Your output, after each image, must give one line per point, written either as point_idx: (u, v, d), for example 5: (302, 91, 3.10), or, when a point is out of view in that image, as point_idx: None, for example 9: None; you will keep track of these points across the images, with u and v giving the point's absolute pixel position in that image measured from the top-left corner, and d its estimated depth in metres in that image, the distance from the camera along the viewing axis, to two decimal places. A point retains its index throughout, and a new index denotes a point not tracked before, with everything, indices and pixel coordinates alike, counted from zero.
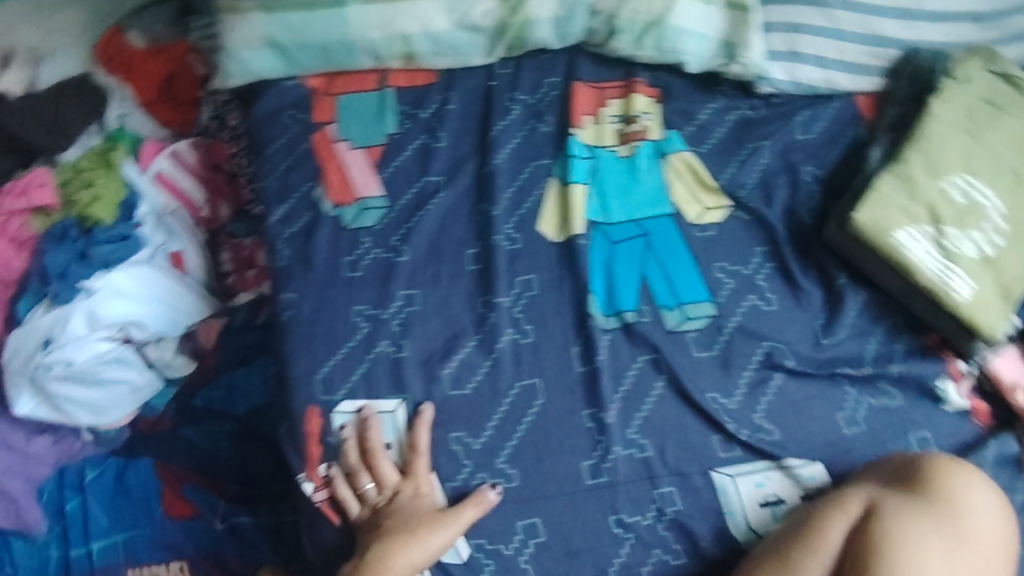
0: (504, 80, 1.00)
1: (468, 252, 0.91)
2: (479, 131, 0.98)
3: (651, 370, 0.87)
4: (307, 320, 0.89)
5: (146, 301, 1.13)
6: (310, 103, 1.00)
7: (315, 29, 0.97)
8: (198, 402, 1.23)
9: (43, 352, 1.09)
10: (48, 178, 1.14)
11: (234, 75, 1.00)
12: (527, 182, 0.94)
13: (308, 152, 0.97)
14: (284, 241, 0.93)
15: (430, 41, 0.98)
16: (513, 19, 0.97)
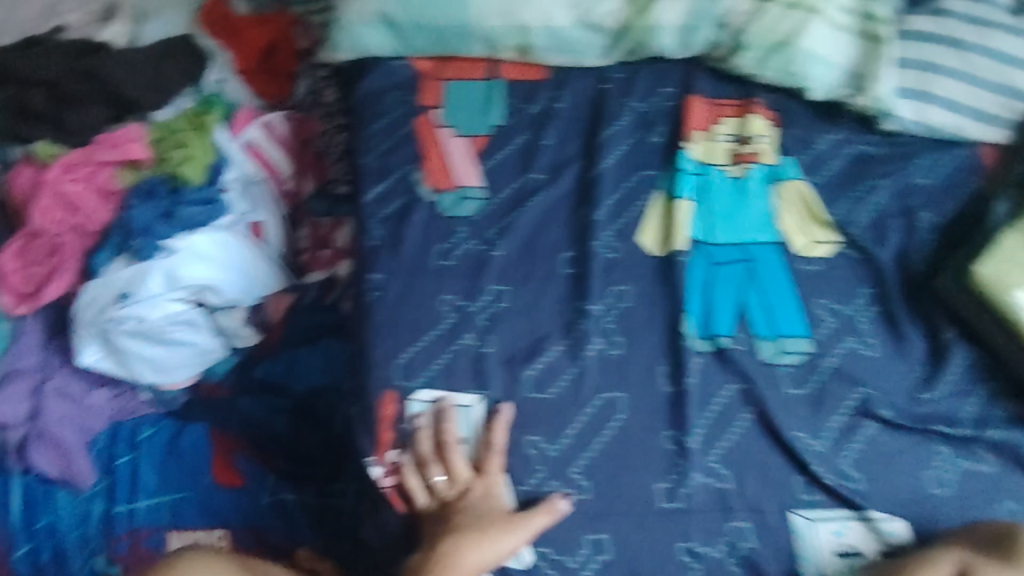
0: (618, 84, 0.99)
1: (563, 255, 0.88)
2: (586, 135, 0.96)
3: (739, 401, 0.82)
4: (392, 303, 0.87)
5: (225, 268, 1.13)
6: (418, 86, 0.99)
7: (434, 11, 0.97)
8: (257, 375, 1.22)
9: (118, 306, 1.08)
10: (142, 133, 1.14)
11: (343, 49, 1.00)
12: (632, 190, 0.91)
13: (410, 134, 0.96)
14: (377, 221, 0.91)
15: (549, 36, 0.97)
16: (637, 23, 0.96)
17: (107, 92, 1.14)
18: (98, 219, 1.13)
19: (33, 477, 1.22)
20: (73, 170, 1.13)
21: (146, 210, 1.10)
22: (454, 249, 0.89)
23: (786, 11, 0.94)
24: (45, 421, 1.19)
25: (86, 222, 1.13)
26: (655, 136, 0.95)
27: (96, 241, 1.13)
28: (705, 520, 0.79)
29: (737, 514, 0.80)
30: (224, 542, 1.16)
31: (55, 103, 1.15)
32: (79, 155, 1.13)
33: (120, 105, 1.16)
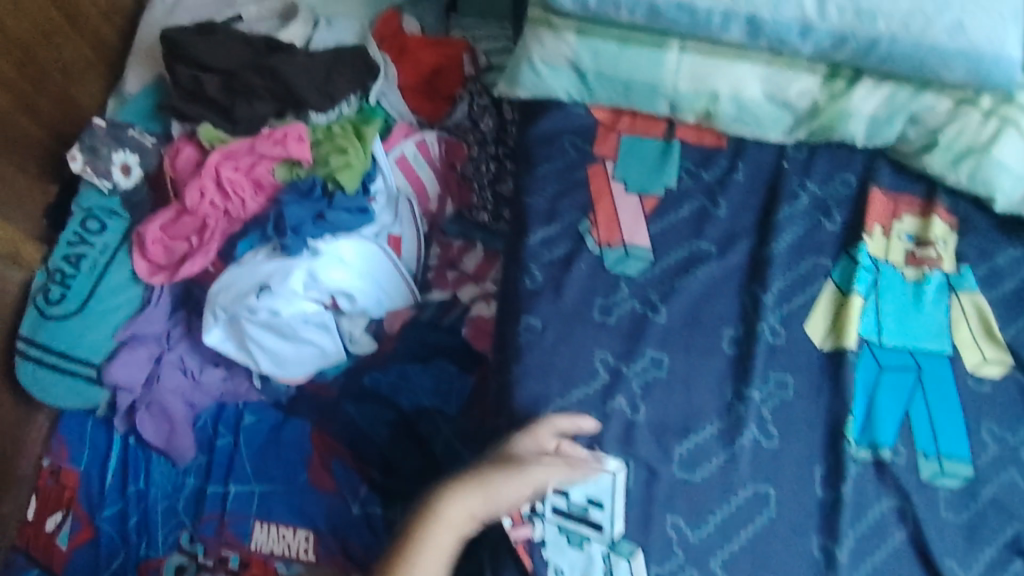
0: (797, 163, 0.98)
1: (727, 331, 0.89)
2: (759, 211, 0.95)
3: (893, 518, 0.82)
4: (547, 348, 0.88)
5: (362, 276, 1.15)
6: (593, 135, 1.00)
7: (626, 66, 0.96)
8: (365, 383, 1.20)
9: (256, 297, 1.10)
10: (306, 134, 1.15)
11: (526, 86, 1.00)
12: (802, 276, 0.92)
13: (581, 182, 0.97)
14: (541, 264, 0.93)
15: (736, 105, 0.96)
16: (829, 107, 0.94)
17: (277, 90, 1.16)
18: (247, 209, 1.16)
19: (135, 440, 1.24)
20: (232, 157, 1.15)
21: (299, 209, 1.11)
22: (614, 308, 0.90)
23: (984, 119, 0.90)
24: (158, 389, 1.20)
25: (235, 210, 1.16)
26: (832, 223, 0.94)
27: (242, 229, 1.17)
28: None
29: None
30: (309, 543, 1.15)
31: (227, 92, 1.17)
32: (240, 144, 1.16)
33: (286, 103, 1.17)
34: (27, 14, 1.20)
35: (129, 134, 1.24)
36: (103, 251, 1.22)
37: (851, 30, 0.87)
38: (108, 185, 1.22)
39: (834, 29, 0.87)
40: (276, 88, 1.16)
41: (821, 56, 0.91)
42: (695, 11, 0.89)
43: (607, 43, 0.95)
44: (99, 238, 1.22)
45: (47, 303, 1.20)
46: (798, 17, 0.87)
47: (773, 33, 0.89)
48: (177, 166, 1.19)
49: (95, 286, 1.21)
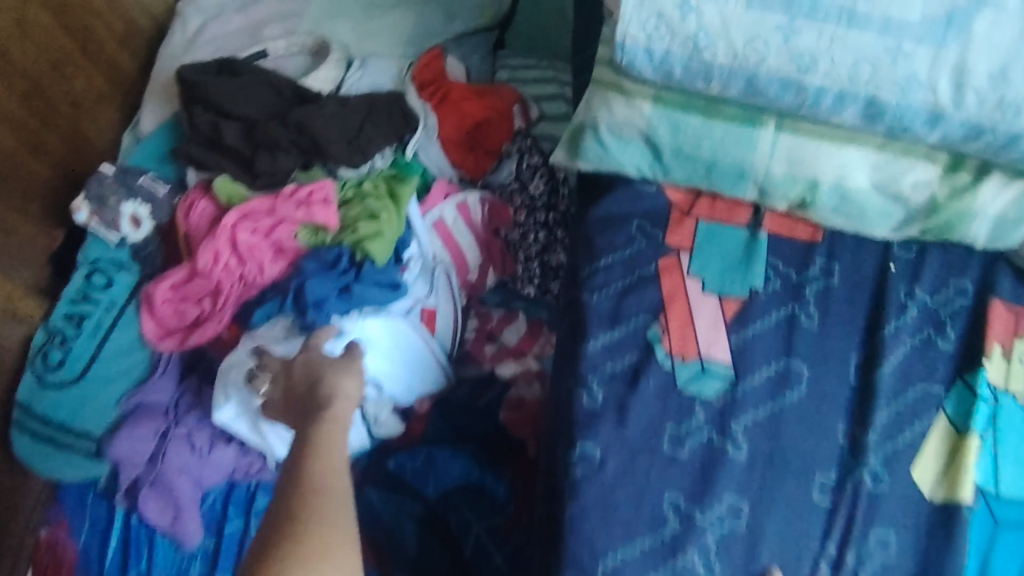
0: (903, 267, 0.84)
1: (821, 478, 0.77)
2: (863, 326, 0.82)
3: None
4: (607, 482, 0.76)
5: (394, 360, 1.02)
6: (665, 220, 0.87)
7: (710, 144, 0.82)
8: (389, 466, 1.09)
9: None
10: (332, 194, 1.03)
11: (590, 158, 0.87)
12: (909, 408, 0.79)
13: (650, 279, 0.84)
14: (600, 377, 0.80)
15: (837, 196, 0.82)
16: (949, 204, 0.80)
17: (303, 143, 1.04)
18: (267, 275, 1.04)
19: (137, 518, 1.12)
20: (251, 216, 1.03)
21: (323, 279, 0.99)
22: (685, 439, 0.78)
23: None
24: (164, 466, 1.08)
25: (253, 275, 1.04)
26: (945, 342, 0.81)
27: (260, 296, 1.04)
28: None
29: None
30: None
31: (247, 141, 1.05)
32: (259, 201, 1.03)
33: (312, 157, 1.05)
34: (40, 48, 1.10)
35: (140, 182, 1.12)
36: (108, 310, 1.11)
37: (989, 122, 0.72)
38: (116, 236, 1.11)
39: (969, 118, 0.72)
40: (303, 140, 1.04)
41: (945, 145, 0.77)
42: (802, 88, 0.74)
43: (691, 117, 0.81)
44: (103, 295, 1.11)
45: (48, 367, 1.10)
46: (927, 103, 0.72)
47: (894, 119, 0.74)
48: (190, 222, 1.07)
49: (97, 351, 1.10)
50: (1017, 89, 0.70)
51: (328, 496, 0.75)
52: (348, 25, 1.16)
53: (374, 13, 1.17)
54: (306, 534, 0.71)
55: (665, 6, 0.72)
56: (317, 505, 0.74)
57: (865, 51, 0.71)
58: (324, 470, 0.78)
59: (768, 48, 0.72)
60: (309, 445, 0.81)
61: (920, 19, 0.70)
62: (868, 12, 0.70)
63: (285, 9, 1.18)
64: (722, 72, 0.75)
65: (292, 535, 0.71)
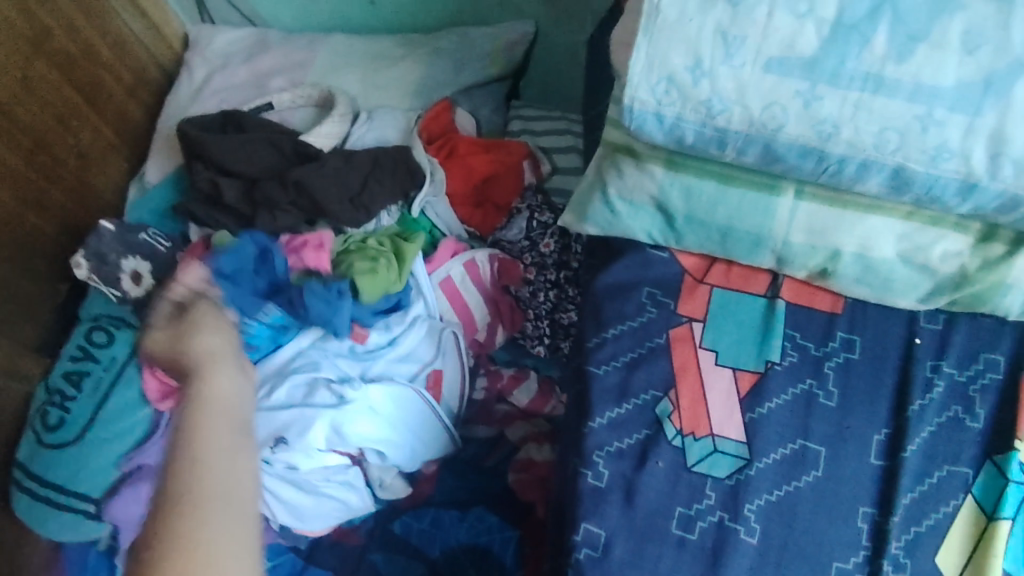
0: (930, 340, 0.81)
1: (838, 565, 0.74)
2: (889, 403, 0.79)
3: None
4: (614, 567, 0.74)
5: (399, 428, 0.99)
6: (678, 289, 0.84)
7: (726, 211, 0.79)
8: (395, 528, 1.06)
9: (271, 450, 0.96)
10: (327, 241, 1.00)
11: (597, 223, 0.84)
12: (932, 490, 0.76)
13: (662, 351, 0.81)
14: (606, 456, 0.78)
15: (861, 266, 0.78)
16: (982, 275, 0.76)
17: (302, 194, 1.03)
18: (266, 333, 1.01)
19: None
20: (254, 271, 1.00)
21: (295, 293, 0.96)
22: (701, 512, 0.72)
23: None
24: None
25: None
26: (975, 420, 0.78)
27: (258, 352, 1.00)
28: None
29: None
30: None
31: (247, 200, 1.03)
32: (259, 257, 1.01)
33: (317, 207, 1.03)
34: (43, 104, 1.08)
35: (141, 239, 1.10)
36: (109, 368, 1.10)
37: None
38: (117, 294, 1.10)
39: (1004, 189, 0.69)
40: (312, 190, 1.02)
41: (978, 215, 0.73)
42: (824, 157, 0.70)
43: (705, 184, 0.78)
44: (105, 353, 1.10)
45: (46, 428, 1.08)
46: (959, 172, 0.69)
47: (923, 188, 0.70)
48: None
49: (95, 410, 1.08)
50: None
51: (216, 493, 0.55)
52: (355, 77, 1.14)
53: (381, 63, 1.15)
54: (197, 510, 0.54)
55: (677, 69, 0.69)
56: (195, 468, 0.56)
57: (893, 119, 0.67)
58: (197, 460, 0.56)
59: (787, 115, 0.68)
60: (171, 442, 0.57)
61: (954, 85, 0.66)
62: (898, 77, 0.66)
63: (293, 61, 1.17)
64: (738, 138, 0.71)
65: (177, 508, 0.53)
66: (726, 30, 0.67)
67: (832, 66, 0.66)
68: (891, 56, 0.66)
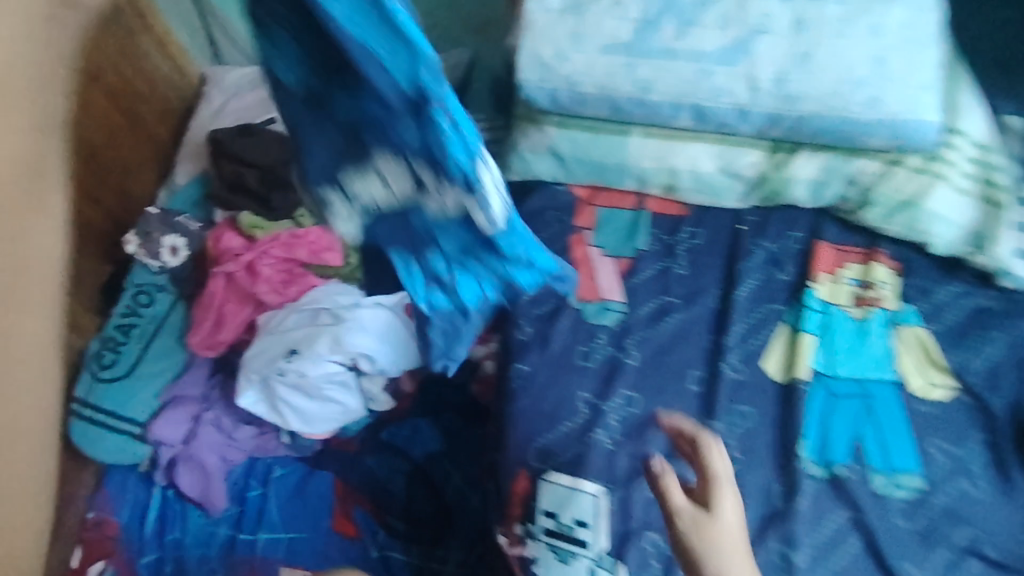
0: (752, 226, 1.09)
1: (694, 371, 0.99)
2: (723, 268, 1.06)
3: (848, 528, 0.87)
4: (536, 388, 1.00)
5: (381, 340, 1.24)
6: (574, 210, 1.13)
7: (598, 150, 1.10)
8: (383, 436, 1.35)
9: (286, 360, 1.23)
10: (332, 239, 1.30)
11: (516, 170, 1.14)
12: (761, 320, 1.01)
13: (565, 248, 1.10)
14: (529, 319, 1.05)
15: (694, 179, 1.09)
16: (774, 174, 1.06)
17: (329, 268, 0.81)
18: (276, 298, 1.29)
19: (172, 493, 1.39)
20: (268, 255, 1.29)
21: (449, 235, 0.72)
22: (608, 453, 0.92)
23: (912, 175, 1.02)
24: (195, 445, 1.34)
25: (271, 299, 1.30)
26: (784, 273, 1.04)
27: (276, 313, 1.28)
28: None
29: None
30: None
31: (263, 184, 1.34)
32: (271, 241, 1.30)
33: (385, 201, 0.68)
34: (100, 126, 1.39)
35: (178, 220, 1.39)
36: (151, 321, 1.39)
37: (781, 112, 0.99)
38: (158, 264, 1.38)
39: (768, 110, 0.99)
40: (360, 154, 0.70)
41: (761, 133, 1.03)
42: (648, 104, 1.02)
43: (581, 133, 1.09)
44: (147, 311, 1.39)
45: (102, 367, 1.36)
46: (733, 104, 1.00)
47: (718, 118, 1.02)
48: (218, 248, 1.32)
49: (141, 353, 1.37)
50: (796, 86, 0.97)
51: None
52: None
53: None
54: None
55: (545, 57, 1.02)
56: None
57: (683, 75, 1.00)
58: None
59: (621, 81, 1.01)
60: None
61: (717, 49, 0.99)
62: (682, 47, 1.00)
63: None
64: (594, 99, 1.03)
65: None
66: (577, 32, 1.02)
67: (641, 47, 1.01)
68: (677, 34, 1.00)
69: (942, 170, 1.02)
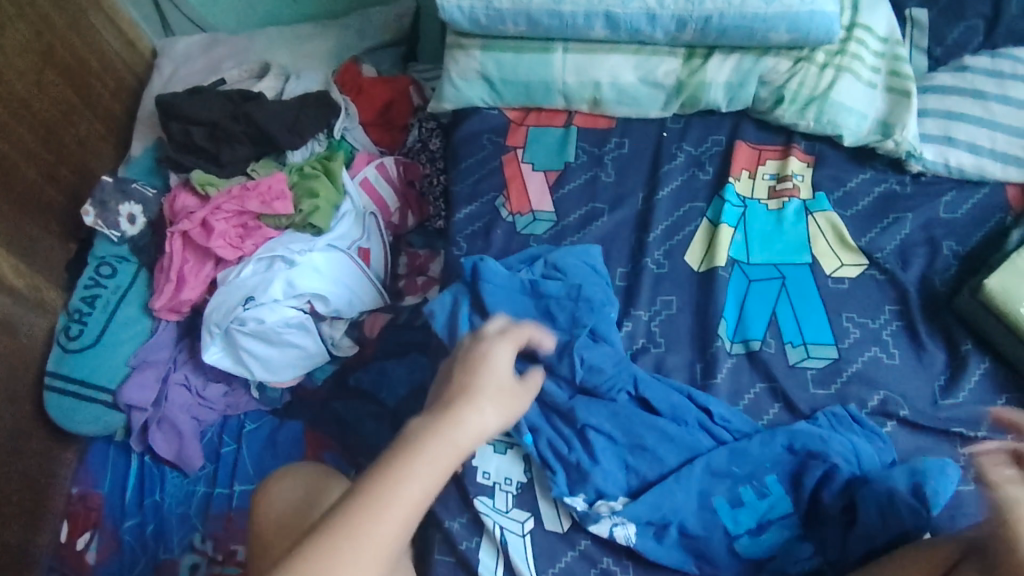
0: (675, 132, 1.12)
1: (621, 269, 1.03)
2: (648, 172, 1.10)
3: (767, 397, 0.92)
4: None
5: (335, 283, 1.30)
6: (506, 130, 1.16)
7: (523, 70, 1.13)
8: (350, 382, 1.31)
9: (243, 307, 1.27)
10: (284, 189, 1.32)
11: (449, 100, 1.18)
12: (681, 218, 1.05)
13: (497, 168, 1.13)
14: (465, 236, 1.09)
15: (616, 91, 1.11)
16: (690, 80, 1.09)
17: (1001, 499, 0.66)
18: (233, 252, 1.32)
19: (150, 458, 1.39)
20: (220, 209, 1.32)
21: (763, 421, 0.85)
22: (617, 386, 0.91)
23: (821, 71, 1.04)
24: (167, 407, 1.37)
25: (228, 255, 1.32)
26: (705, 173, 1.08)
27: (233, 268, 1.31)
28: (698, 508, 0.85)
29: (745, 502, 0.84)
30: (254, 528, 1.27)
31: (211, 140, 1.37)
32: (223, 196, 1.33)
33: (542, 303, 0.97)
34: (53, 103, 1.43)
35: (133, 187, 1.43)
36: (115, 292, 1.41)
37: (686, 13, 1.03)
38: (117, 234, 1.42)
39: (674, 13, 1.03)
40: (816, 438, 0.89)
41: (673, 39, 1.07)
42: (562, 14, 1.07)
43: (506, 54, 1.13)
44: (111, 281, 1.42)
45: (69, 338, 1.39)
46: (643, 9, 1.04)
47: (628, 24, 1.06)
48: (174, 209, 1.37)
49: (106, 324, 1.39)
50: None
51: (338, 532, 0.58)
52: (284, 51, 1.51)
53: (302, 39, 1.52)
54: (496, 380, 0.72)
55: None
56: (388, 494, 0.59)
57: None
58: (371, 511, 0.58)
59: None
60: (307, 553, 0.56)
61: None
62: None
63: (234, 48, 1.53)
64: (510, 14, 1.08)
65: (341, 519, 0.57)
66: None
67: None
68: None
69: (851, 63, 1.04)
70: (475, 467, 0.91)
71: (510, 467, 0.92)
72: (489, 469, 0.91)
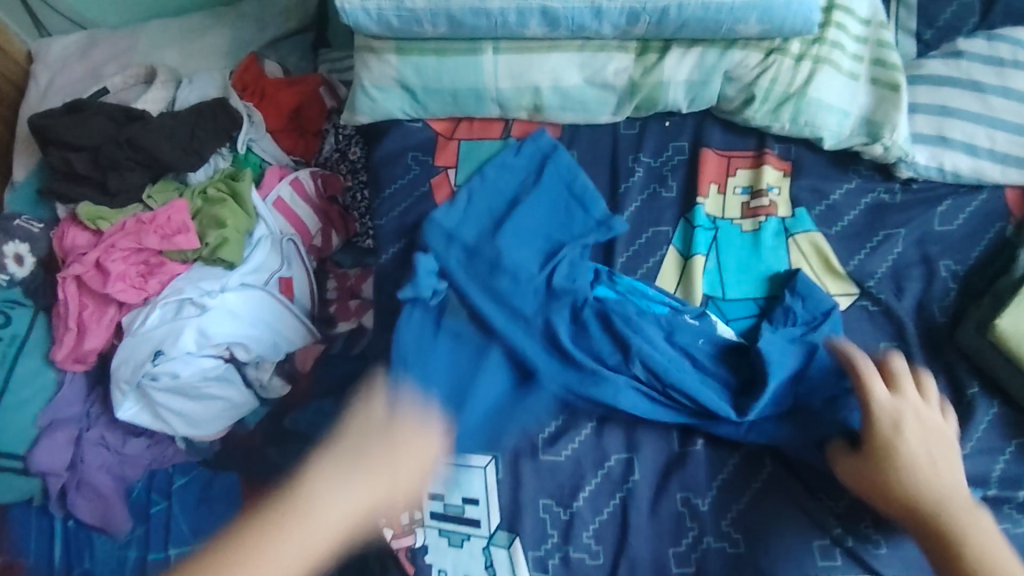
0: (630, 140, 0.96)
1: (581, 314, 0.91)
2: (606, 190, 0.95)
3: (748, 469, 0.80)
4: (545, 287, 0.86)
5: (251, 324, 1.14)
6: (433, 147, 0.99)
7: (447, 73, 0.95)
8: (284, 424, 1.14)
9: (152, 362, 1.10)
10: (185, 222, 1.15)
11: (363, 111, 0.99)
12: (645, 247, 0.90)
13: (426, 193, 0.96)
14: (388, 278, 0.92)
15: (559, 95, 0.94)
16: (645, 80, 0.92)
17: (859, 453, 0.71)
18: (136, 295, 1.14)
19: (74, 522, 1.19)
20: (115, 248, 1.13)
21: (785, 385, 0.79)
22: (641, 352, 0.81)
23: (797, 63, 0.89)
24: (83, 469, 1.17)
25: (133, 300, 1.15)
26: (669, 190, 0.93)
27: (138, 314, 1.14)
28: None
29: None
30: None
31: (96, 167, 1.19)
32: (118, 232, 1.15)
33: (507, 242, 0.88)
34: None
35: (16, 224, 1.25)
36: (12, 342, 1.20)
37: (636, 6, 0.86)
38: (4, 277, 1.22)
39: (623, 6, 0.87)
40: (796, 497, 0.78)
41: (623, 33, 0.90)
42: (489, 12, 0.89)
43: (427, 57, 0.94)
44: (6, 331, 1.20)
45: None
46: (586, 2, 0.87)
47: (567, 22, 0.89)
48: (65, 247, 1.18)
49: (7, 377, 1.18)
50: None
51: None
52: (174, 51, 1.34)
53: (197, 38, 1.34)
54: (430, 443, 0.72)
55: None
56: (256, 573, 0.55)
57: None
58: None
59: None
60: None
61: None
62: None
63: (119, 51, 1.35)
64: (427, 14, 0.89)
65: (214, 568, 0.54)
66: None
67: None
68: None
69: (830, 53, 0.90)
70: (429, 566, 0.80)
71: (469, 562, 0.80)
72: (445, 568, 0.80)
